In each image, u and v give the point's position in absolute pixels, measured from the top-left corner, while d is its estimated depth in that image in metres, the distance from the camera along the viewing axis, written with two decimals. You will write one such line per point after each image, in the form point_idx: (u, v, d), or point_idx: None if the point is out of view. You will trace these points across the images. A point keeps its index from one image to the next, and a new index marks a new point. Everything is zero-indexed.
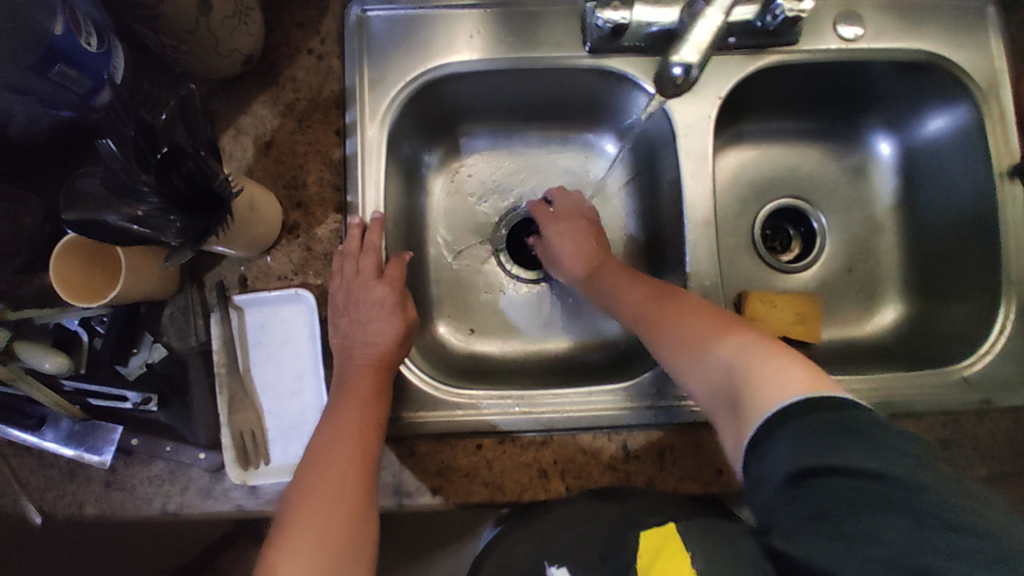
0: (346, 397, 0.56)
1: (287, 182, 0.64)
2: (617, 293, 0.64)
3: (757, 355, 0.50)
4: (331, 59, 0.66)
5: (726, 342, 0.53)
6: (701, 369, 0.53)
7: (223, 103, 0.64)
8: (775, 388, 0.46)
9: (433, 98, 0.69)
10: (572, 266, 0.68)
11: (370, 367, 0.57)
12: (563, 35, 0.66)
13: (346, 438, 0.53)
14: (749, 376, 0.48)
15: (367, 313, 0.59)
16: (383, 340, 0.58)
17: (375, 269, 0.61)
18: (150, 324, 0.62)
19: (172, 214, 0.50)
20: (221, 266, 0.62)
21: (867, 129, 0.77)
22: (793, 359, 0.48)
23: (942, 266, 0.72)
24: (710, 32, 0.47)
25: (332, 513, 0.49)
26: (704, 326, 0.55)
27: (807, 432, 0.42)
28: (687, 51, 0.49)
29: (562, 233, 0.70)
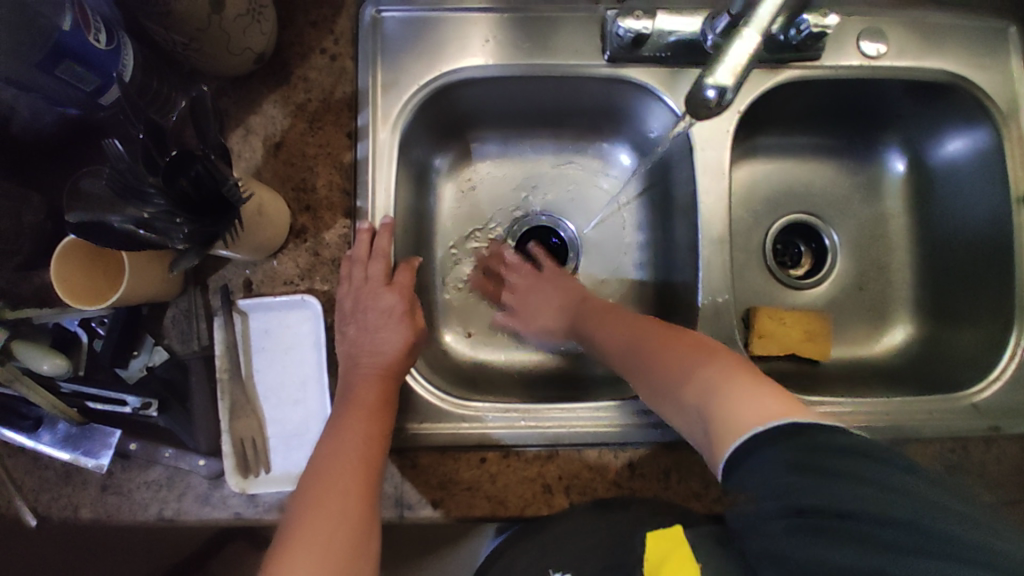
0: (353, 404, 0.55)
1: (296, 185, 0.62)
2: (594, 325, 0.63)
3: (733, 382, 0.48)
4: (344, 59, 0.64)
5: (703, 370, 0.51)
6: (680, 402, 0.51)
7: (233, 101, 0.63)
8: (753, 417, 0.44)
9: (446, 103, 0.68)
10: (550, 322, 0.67)
11: (376, 377, 0.56)
12: (583, 43, 0.65)
13: (347, 456, 0.52)
14: (726, 406, 0.46)
15: (375, 321, 0.58)
16: (390, 349, 0.57)
17: (382, 275, 0.59)
18: (152, 326, 0.60)
19: (179, 218, 0.49)
20: (226, 268, 0.61)
21: (884, 147, 0.76)
22: (763, 387, 0.47)
23: (955, 289, 0.71)
24: (748, 54, 0.45)
25: (337, 519, 0.48)
26: (679, 355, 0.53)
27: (790, 450, 0.40)
28: (722, 76, 0.46)
29: (534, 293, 0.70)
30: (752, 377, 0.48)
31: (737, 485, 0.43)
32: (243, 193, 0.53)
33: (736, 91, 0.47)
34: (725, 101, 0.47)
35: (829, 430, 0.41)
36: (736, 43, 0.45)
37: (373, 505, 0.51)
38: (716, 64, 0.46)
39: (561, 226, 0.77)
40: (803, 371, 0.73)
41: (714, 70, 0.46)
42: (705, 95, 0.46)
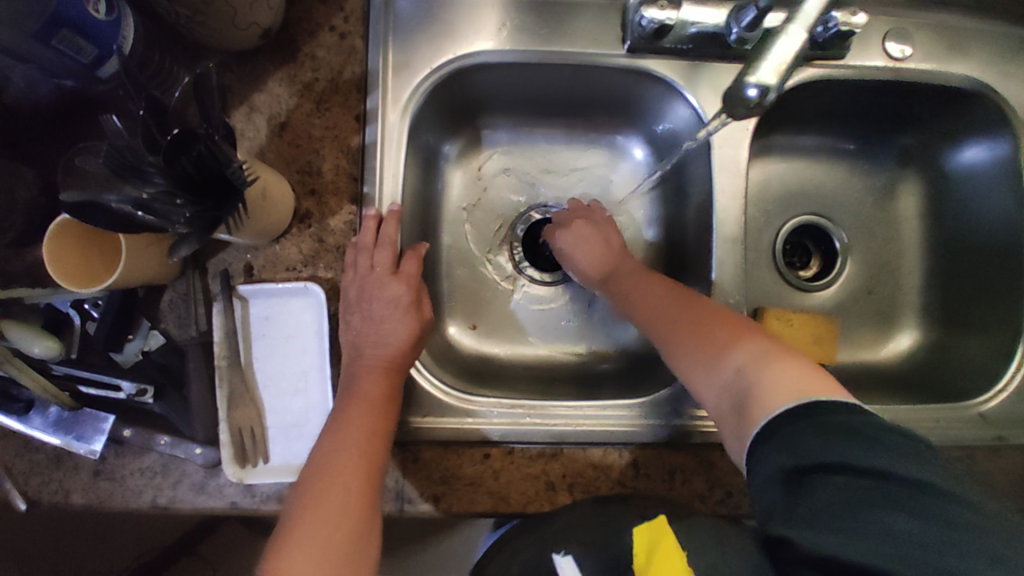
0: (355, 396, 0.53)
1: (301, 168, 0.60)
2: (629, 294, 0.63)
3: (770, 360, 0.50)
4: (354, 38, 0.62)
5: (740, 346, 0.52)
6: (709, 375, 0.53)
7: (236, 77, 0.60)
8: (783, 391, 0.46)
9: (458, 87, 0.65)
10: (589, 271, 0.67)
11: (381, 371, 0.55)
12: (602, 32, 0.63)
13: (353, 439, 0.51)
14: (761, 381, 0.48)
15: (380, 312, 0.57)
16: (395, 341, 0.56)
17: (389, 265, 0.58)
18: (147, 309, 0.58)
19: (179, 199, 0.47)
20: (226, 252, 0.59)
21: (900, 150, 0.75)
22: (798, 365, 0.48)
23: (964, 296, 0.71)
24: (791, 53, 0.43)
25: (337, 516, 0.47)
26: (719, 328, 0.55)
27: (790, 437, 0.43)
28: (765, 74, 0.44)
29: (580, 236, 0.68)
30: (788, 355, 0.50)
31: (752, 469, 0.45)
32: (248, 175, 0.51)
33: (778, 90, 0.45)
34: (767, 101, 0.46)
35: (849, 408, 0.43)
36: (780, 42, 0.43)
37: (375, 500, 0.50)
38: (759, 63, 0.44)
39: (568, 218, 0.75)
40: None
41: (757, 68, 0.44)
42: (747, 93, 0.45)
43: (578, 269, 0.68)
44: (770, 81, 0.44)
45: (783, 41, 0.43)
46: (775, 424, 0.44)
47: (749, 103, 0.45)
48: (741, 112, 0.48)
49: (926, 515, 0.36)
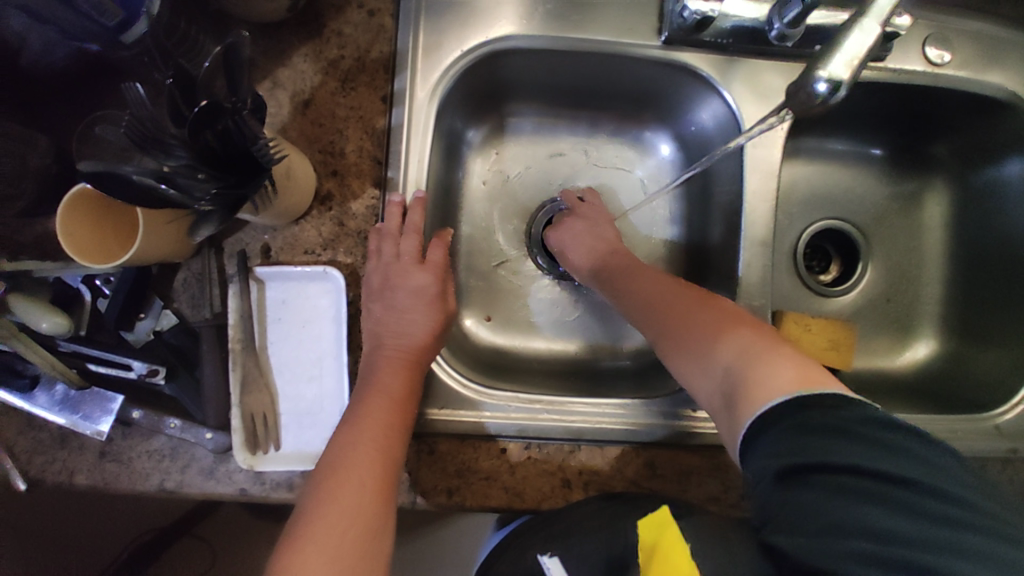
0: (373, 387, 0.52)
1: (323, 148, 0.58)
2: (624, 283, 0.61)
3: (766, 349, 0.48)
4: (383, 16, 0.60)
5: (736, 334, 0.50)
6: (703, 364, 0.51)
7: (259, 50, 0.58)
8: (783, 382, 0.44)
9: (487, 72, 0.64)
10: (582, 260, 0.65)
11: (404, 364, 0.53)
12: (638, 21, 0.61)
13: (363, 432, 0.50)
14: (757, 369, 0.46)
15: (404, 301, 0.55)
16: (418, 332, 0.55)
17: (414, 254, 0.57)
18: (161, 287, 0.57)
19: (201, 173, 0.45)
20: (243, 232, 0.57)
21: (926, 158, 0.75)
22: (793, 357, 0.46)
23: (983, 307, 0.71)
24: (865, 48, 0.41)
25: (352, 514, 0.45)
26: (712, 317, 0.53)
27: (792, 431, 0.41)
28: (838, 67, 0.42)
29: (568, 231, 0.67)
30: (782, 346, 0.48)
31: (751, 465, 0.43)
32: (276, 153, 0.49)
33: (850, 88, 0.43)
34: (836, 97, 0.43)
35: (850, 402, 0.41)
36: (852, 35, 0.41)
37: (391, 501, 0.48)
38: (831, 54, 0.42)
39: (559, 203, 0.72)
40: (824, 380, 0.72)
41: (829, 60, 0.42)
42: (816, 87, 0.42)
43: (574, 263, 0.66)
44: (841, 75, 0.42)
45: (856, 33, 0.41)
46: (775, 416, 0.42)
47: (817, 99, 0.43)
48: (801, 111, 0.46)
49: (916, 513, 0.36)
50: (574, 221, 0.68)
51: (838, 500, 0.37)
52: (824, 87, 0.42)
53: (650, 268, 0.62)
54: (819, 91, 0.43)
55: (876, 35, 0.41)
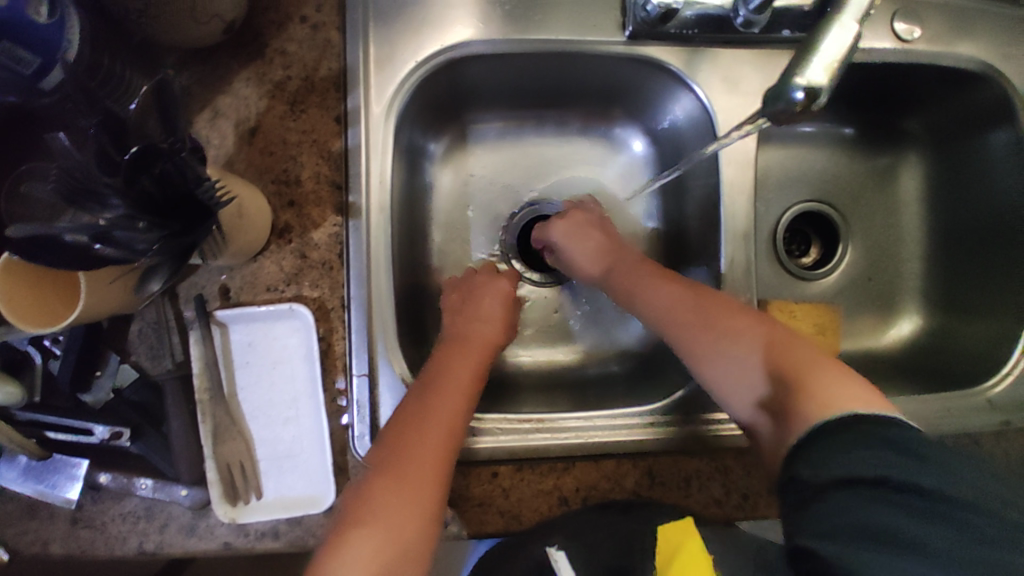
0: (422, 397, 0.51)
1: (276, 177, 0.55)
2: (644, 290, 0.57)
3: (797, 366, 0.48)
4: (329, 30, 0.56)
5: (767, 348, 0.50)
6: (731, 383, 0.51)
7: (198, 79, 0.54)
8: (820, 406, 0.44)
9: (445, 80, 0.60)
10: (590, 265, 0.61)
11: (479, 349, 0.57)
12: (599, 16, 0.58)
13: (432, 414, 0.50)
14: (791, 395, 0.46)
15: (484, 303, 0.61)
16: (492, 327, 0.59)
17: (489, 285, 0.62)
18: (117, 342, 0.54)
19: (141, 222, 0.41)
20: (198, 275, 0.54)
21: (899, 132, 0.74)
22: (834, 368, 0.47)
23: (965, 279, 0.70)
24: (839, 53, 0.42)
25: (405, 499, 0.46)
26: (738, 325, 0.52)
27: (833, 445, 0.40)
28: (816, 74, 0.41)
29: (572, 231, 0.63)
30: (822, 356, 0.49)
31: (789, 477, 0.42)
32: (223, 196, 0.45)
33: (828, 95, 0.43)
34: (815, 105, 0.42)
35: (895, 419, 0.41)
36: (831, 35, 0.41)
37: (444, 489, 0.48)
38: (808, 61, 0.42)
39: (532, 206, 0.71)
40: None
41: (806, 67, 0.41)
42: (796, 93, 0.41)
43: (578, 265, 0.62)
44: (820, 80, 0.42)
45: (831, 36, 0.41)
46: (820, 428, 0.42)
47: (794, 108, 0.42)
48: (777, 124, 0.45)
49: (947, 522, 0.35)
50: (575, 223, 0.63)
51: (849, 507, 0.37)
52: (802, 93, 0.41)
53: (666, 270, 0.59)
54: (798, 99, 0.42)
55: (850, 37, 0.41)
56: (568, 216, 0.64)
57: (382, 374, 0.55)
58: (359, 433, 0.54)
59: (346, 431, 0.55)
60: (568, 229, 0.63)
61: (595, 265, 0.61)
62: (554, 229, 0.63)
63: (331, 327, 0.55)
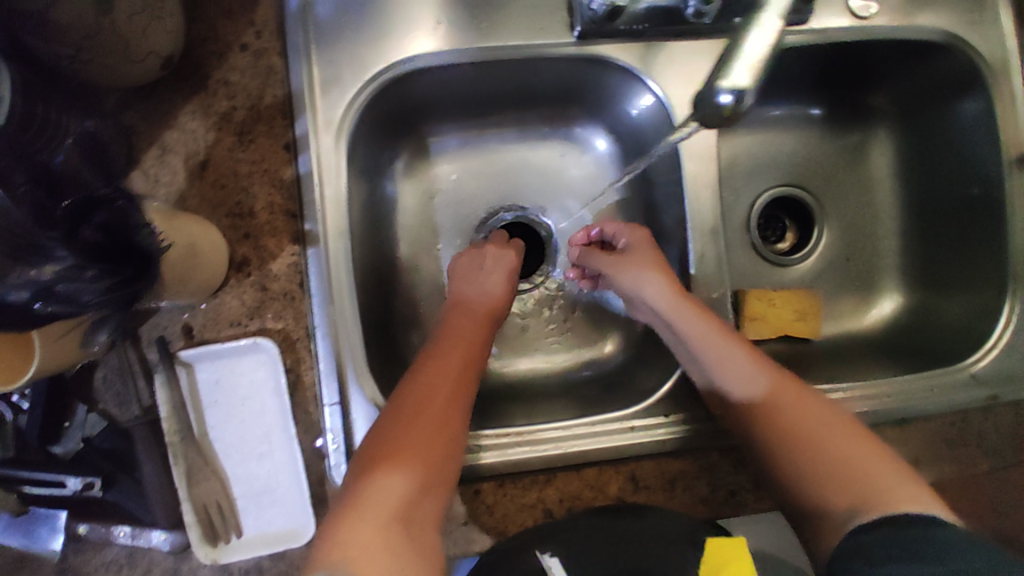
0: (419, 386, 0.52)
1: (230, 210, 0.54)
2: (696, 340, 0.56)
3: (853, 464, 0.48)
4: (271, 56, 0.54)
5: (823, 440, 0.50)
6: (779, 474, 0.51)
7: (143, 117, 0.53)
8: (872, 503, 0.46)
9: (397, 96, 0.59)
10: (656, 294, 0.58)
11: (484, 316, 0.60)
12: (548, 19, 0.57)
13: (448, 372, 0.53)
14: (840, 490, 0.48)
15: (489, 269, 0.63)
16: (497, 292, 0.62)
17: (498, 261, 0.63)
18: (83, 390, 0.54)
19: (90, 270, 0.41)
20: (159, 316, 0.53)
21: (867, 108, 0.73)
22: (881, 458, 0.49)
23: (944, 255, 0.69)
24: (763, 51, 0.42)
25: (429, 443, 0.49)
26: (791, 411, 0.52)
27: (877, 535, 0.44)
28: (739, 76, 0.42)
29: (643, 241, 0.62)
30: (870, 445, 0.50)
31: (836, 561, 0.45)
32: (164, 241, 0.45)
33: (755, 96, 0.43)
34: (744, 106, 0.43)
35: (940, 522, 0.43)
36: (752, 36, 0.42)
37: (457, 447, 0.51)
38: (731, 64, 0.42)
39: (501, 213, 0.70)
40: (794, 349, 0.71)
41: (729, 71, 0.42)
42: (721, 97, 0.42)
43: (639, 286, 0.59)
44: (745, 81, 0.42)
45: (753, 38, 0.42)
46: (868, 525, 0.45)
47: (723, 111, 0.43)
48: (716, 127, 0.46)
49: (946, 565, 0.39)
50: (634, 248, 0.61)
51: (904, 550, 0.41)
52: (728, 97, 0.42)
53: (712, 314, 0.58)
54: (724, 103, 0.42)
55: (773, 35, 0.42)
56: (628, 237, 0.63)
57: (354, 400, 0.54)
58: (335, 462, 0.53)
59: (322, 460, 0.54)
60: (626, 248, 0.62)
61: (659, 291, 0.58)
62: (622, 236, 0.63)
63: (298, 357, 0.54)
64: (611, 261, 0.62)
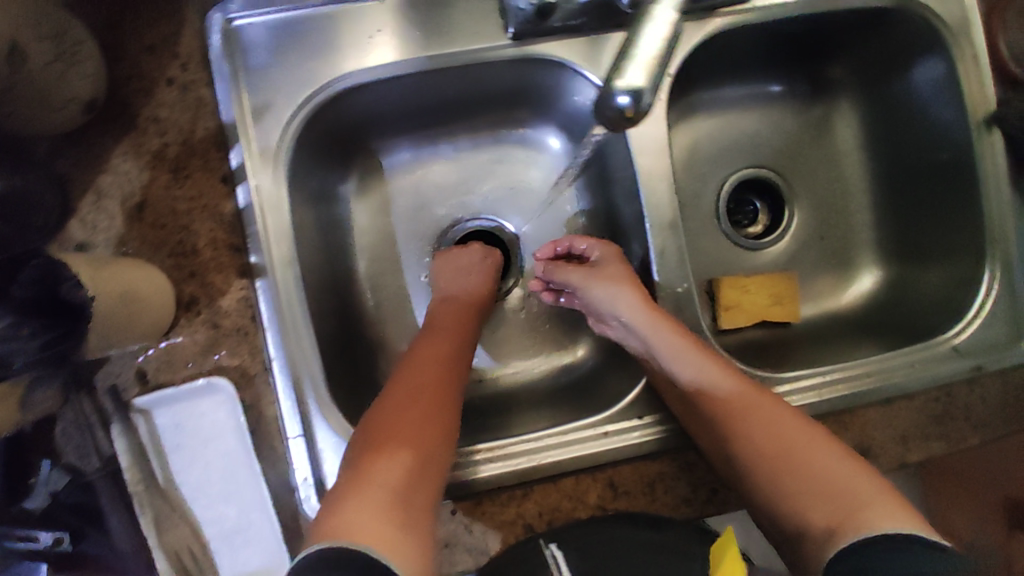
0: (414, 374, 0.55)
1: (173, 250, 0.52)
2: (673, 363, 0.55)
3: (833, 481, 0.48)
4: (199, 88, 0.53)
5: (802, 454, 0.50)
6: (758, 493, 0.51)
7: (74, 163, 0.52)
8: (851, 523, 0.45)
9: (336, 115, 0.58)
10: (632, 314, 0.57)
11: (468, 309, 0.62)
12: (481, 23, 0.55)
13: (436, 365, 0.56)
14: (820, 509, 0.47)
15: (471, 266, 0.64)
16: (482, 286, 0.64)
17: (475, 257, 0.65)
18: (43, 446, 0.52)
19: (26, 327, 0.41)
20: (111, 364, 0.52)
21: (827, 80, 0.71)
22: (861, 475, 0.48)
23: (921, 225, 0.67)
24: (657, 48, 0.41)
25: (421, 428, 0.50)
26: (768, 424, 0.52)
27: (870, 557, 0.42)
28: (633, 75, 0.42)
29: (614, 257, 0.62)
30: (849, 460, 0.49)
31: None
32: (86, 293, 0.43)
33: (653, 97, 0.43)
34: (643, 107, 0.42)
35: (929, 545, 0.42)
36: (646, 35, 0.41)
37: (452, 437, 0.52)
38: (625, 64, 0.42)
39: (462, 222, 0.69)
40: (774, 334, 0.69)
41: (623, 71, 0.42)
42: (617, 98, 0.41)
43: (614, 306, 0.59)
44: (641, 83, 0.42)
45: (646, 35, 0.41)
46: (854, 546, 0.43)
47: (624, 114, 0.42)
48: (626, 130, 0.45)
49: None
50: (603, 270, 0.61)
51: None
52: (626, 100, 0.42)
53: (689, 334, 0.57)
54: (624, 106, 0.42)
55: (668, 28, 0.41)
56: (600, 260, 0.62)
57: (320, 430, 0.53)
58: (306, 494, 0.53)
59: (293, 494, 0.53)
60: (596, 270, 0.61)
61: (637, 315, 0.57)
62: (593, 249, 0.63)
63: (257, 393, 0.53)
64: (583, 275, 0.61)
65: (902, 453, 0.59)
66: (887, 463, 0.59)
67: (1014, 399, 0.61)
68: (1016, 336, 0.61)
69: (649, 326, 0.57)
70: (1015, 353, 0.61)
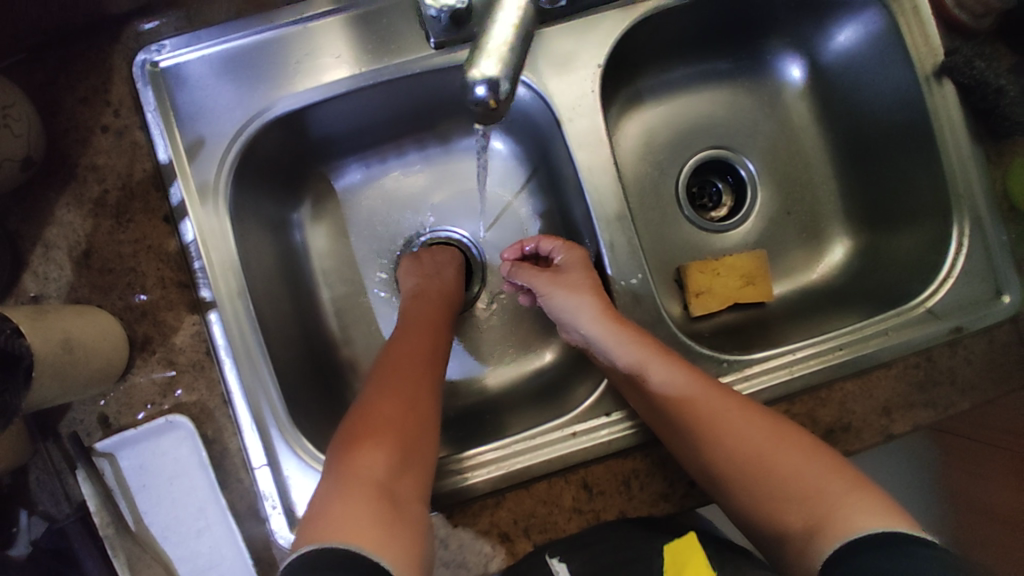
0: (382, 386, 0.53)
1: (123, 293, 0.53)
2: (640, 367, 0.53)
3: (808, 482, 0.46)
4: (133, 132, 0.54)
5: (777, 457, 0.48)
6: (735, 498, 0.49)
7: (21, 218, 0.53)
8: (829, 526, 0.43)
9: (273, 144, 0.58)
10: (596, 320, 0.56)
11: (437, 308, 0.61)
12: (402, 37, 0.56)
13: (405, 376, 0.54)
14: (797, 510, 0.45)
15: (437, 267, 0.64)
16: (450, 285, 0.64)
17: (442, 258, 0.65)
18: (20, 496, 0.53)
19: None
20: (74, 412, 0.53)
21: (774, 52, 0.69)
22: (836, 475, 0.46)
23: (888, 188, 0.65)
24: (510, 35, 0.39)
25: (392, 444, 0.49)
26: (738, 428, 0.50)
27: (857, 556, 0.40)
28: (486, 65, 0.38)
29: (574, 250, 0.61)
30: (826, 460, 0.47)
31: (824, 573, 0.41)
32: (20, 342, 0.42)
33: (512, 86, 0.40)
34: (504, 96, 0.39)
35: (924, 543, 0.38)
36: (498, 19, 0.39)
37: (427, 451, 0.51)
38: (477, 54, 0.39)
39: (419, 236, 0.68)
40: (751, 314, 0.67)
41: (476, 61, 0.39)
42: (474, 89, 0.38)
43: (576, 312, 0.57)
44: (495, 71, 0.39)
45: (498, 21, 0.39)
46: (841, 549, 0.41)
47: (487, 106, 0.39)
48: (494, 123, 0.42)
49: None
50: (559, 272, 0.59)
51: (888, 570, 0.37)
52: (484, 88, 0.38)
53: (651, 339, 0.55)
54: (482, 95, 0.39)
55: (517, 14, 0.39)
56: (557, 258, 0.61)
57: (285, 458, 0.53)
58: (277, 523, 0.52)
59: (264, 526, 0.53)
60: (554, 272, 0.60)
61: (600, 322, 0.55)
62: (551, 245, 0.62)
63: (218, 426, 0.54)
64: (546, 279, 0.60)
65: (885, 425, 0.57)
66: (871, 438, 0.57)
67: (999, 355, 0.58)
68: (995, 292, 0.58)
69: (613, 331, 0.55)
70: (997, 310, 0.58)
